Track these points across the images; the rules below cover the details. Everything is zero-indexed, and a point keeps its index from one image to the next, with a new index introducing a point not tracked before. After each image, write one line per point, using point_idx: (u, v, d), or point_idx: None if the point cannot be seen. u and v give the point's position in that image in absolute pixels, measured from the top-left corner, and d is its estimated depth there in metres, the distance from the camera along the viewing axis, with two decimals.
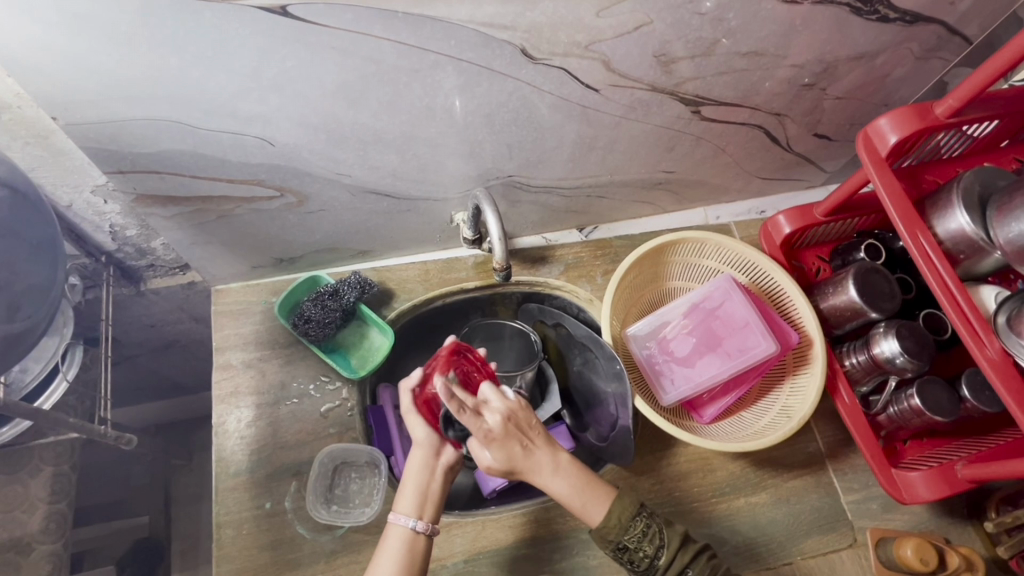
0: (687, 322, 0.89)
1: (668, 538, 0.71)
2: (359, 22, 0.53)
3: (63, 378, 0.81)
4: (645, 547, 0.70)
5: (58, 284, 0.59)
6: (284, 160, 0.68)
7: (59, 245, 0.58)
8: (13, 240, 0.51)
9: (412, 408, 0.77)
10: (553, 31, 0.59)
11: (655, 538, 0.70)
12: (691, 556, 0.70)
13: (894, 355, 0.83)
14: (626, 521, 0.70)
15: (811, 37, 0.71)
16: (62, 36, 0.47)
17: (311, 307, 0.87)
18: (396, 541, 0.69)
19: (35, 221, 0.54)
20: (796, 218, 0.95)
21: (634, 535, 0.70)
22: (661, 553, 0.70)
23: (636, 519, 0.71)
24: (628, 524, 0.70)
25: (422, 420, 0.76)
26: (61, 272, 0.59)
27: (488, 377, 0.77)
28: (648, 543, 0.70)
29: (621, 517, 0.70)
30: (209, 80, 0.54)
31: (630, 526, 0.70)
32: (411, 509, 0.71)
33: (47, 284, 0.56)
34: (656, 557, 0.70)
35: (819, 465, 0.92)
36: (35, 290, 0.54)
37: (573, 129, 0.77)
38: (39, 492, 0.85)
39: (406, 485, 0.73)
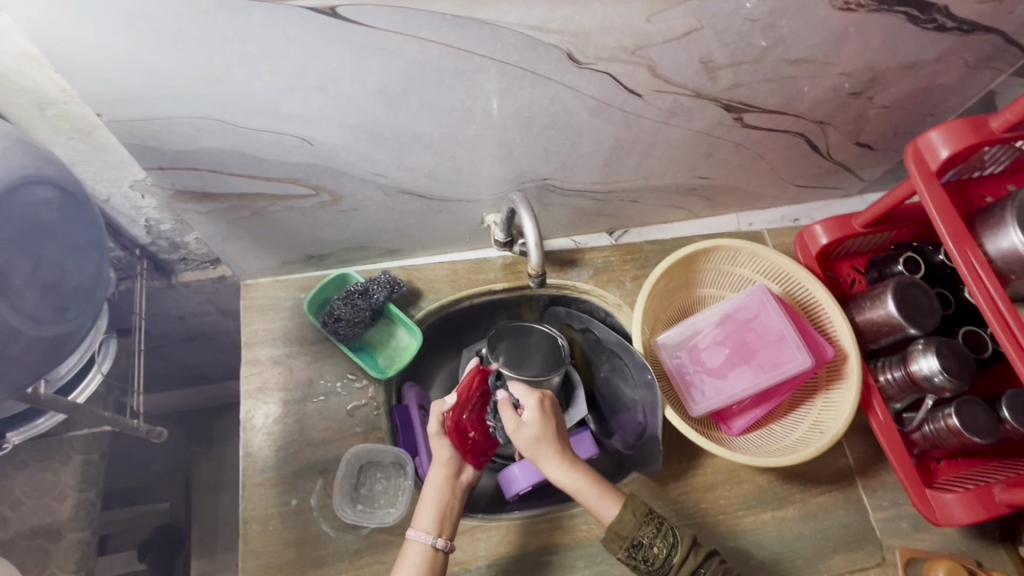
0: (719, 333, 0.87)
1: (680, 537, 0.70)
2: (407, 25, 0.52)
3: (97, 370, 0.81)
4: (658, 543, 0.69)
5: (102, 284, 0.59)
6: (322, 160, 0.67)
7: (103, 248, 0.58)
8: (60, 240, 0.51)
9: (438, 430, 0.76)
10: (601, 36, 0.58)
11: (669, 536, 0.70)
12: (700, 559, 0.69)
13: (933, 373, 0.81)
14: (640, 518, 0.70)
15: (863, 45, 0.69)
16: (111, 33, 0.47)
17: (340, 306, 0.87)
18: (414, 556, 0.69)
19: (79, 220, 0.53)
20: (833, 229, 0.93)
21: (647, 532, 0.70)
22: (674, 552, 0.69)
23: (649, 516, 0.71)
24: (641, 521, 0.70)
25: (450, 444, 0.76)
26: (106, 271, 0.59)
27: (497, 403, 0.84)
28: (661, 540, 0.70)
29: (634, 513, 0.71)
30: (253, 80, 0.54)
31: (644, 523, 0.70)
32: (430, 526, 0.71)
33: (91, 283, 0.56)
34: (670, 555, 0.69)
35: (848, 481, 0.90)
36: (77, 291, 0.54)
37: (613, 133, 0.75)
38: (69, 480, 0.86)
39: (425, 502, 0.73)
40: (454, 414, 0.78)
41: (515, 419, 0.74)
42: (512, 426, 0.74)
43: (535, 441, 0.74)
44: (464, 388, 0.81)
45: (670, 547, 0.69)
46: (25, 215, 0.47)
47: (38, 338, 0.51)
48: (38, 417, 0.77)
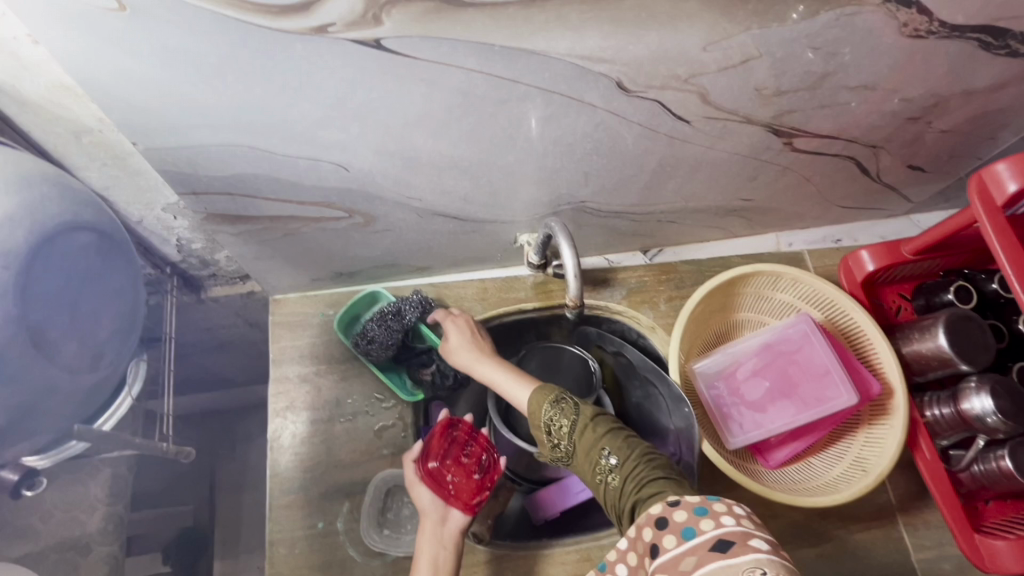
0: (759, 363, 0.84)
1: (584, 416, 0.64)
2: (453, 55, 0.49)
3: (127, 394, 0.77)
4: (564, 424, 0.65)
5: (139, 320, 0.61)
6: (357, 185, 0.66)
7: (140, 285, 0.60)
8: (97, 285, 0.53)
9: (415, 478, 0.75)
10: (653, 64, 0.55)
11: (571, 416, 0.65)
12: (606, 433, 0.63)
13: (985, 413, 0.77)
14: (545, 402, 0.66)
15: (929, 71, 0.65)
16: (149, 67, 0.45)
17: (373, 327, 0.84)
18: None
19: (115, 262, 0.55)
20: (881, 255, 0.89)
21: (554, 416, 0.65)
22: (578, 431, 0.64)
23: (557, 400, 0.66)
24: (547, 405, 0.66)
25: (425, 488, 0.74)
26: (140, 315, 0.61)
27: (482, 443, 0.80)
28: (568, 420, 0.65)
29: (539, 400, 0.67)
30: (292, 110, 0.52)
31: (550, 408, 0.66)
32: None
33: (126, 328, 0.58)
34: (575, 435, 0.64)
35: (889, 518, 0.87)
36: (114, 336, 0.56)
37: (655, 157, 0.72)
38: (98, 494, 0.87)
39: (419, 556, 0.69)
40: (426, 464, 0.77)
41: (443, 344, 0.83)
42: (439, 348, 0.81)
43: (457, 352, 0.79)
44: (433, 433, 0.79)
45: (575, 426, 0.64)
46: (71, 267, 0.49)
47: (77, 388, 0.53)
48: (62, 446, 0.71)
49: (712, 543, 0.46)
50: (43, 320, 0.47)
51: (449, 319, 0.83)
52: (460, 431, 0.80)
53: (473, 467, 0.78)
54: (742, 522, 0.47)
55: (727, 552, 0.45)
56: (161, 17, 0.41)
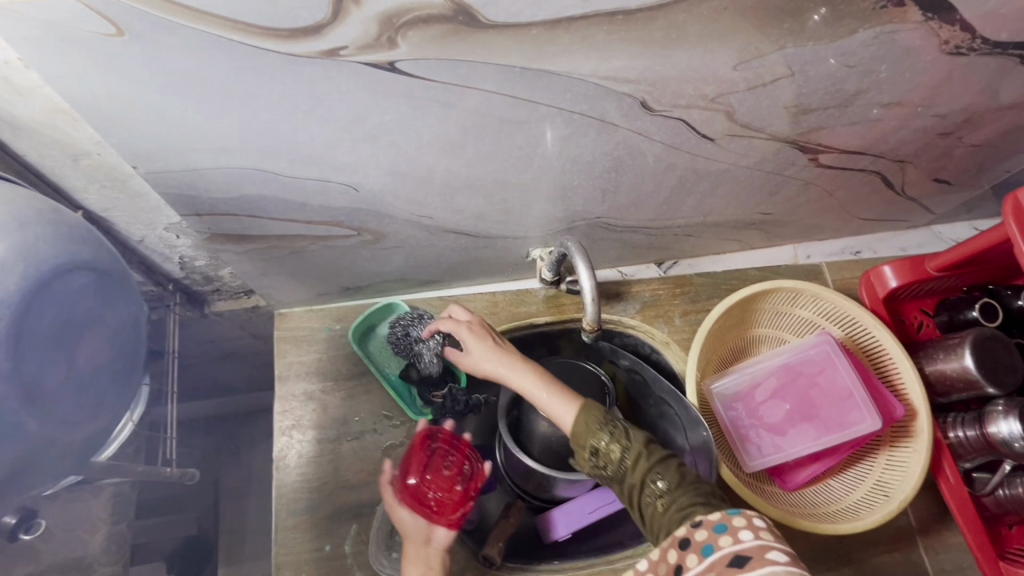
0: (778, 383, 0.82)
1: (635, 440, 0.61)
2: (471, 77, 0.46)
3: (128, 419, 0.75)
4: (612, 449, 0.61)
5: (140, 362, 0.58)
6: (367, 204, 0.63)
7: (141, 325, 0.57)
8: (100, 330, 0.51)
9: (395, 501, 0.71)
10: (680, 83, 0.52)
11: (621, 440, 0.62)
12: (656, 460, 0.60)
13: (1013, 437, 0.75)
14: (590, 424, 0.63)
15: (966, 87, 0.62)
16: (148, 91, 0.43)
17: (403, 319, 0.84)
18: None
19: (121, 301, 0.53)
20: (904, 271, 0.87)
21: (601, 440, 0.62)
22: (629, 456, 0.61)
23: (605, 423, 0.63)
24: (593, 427, 0.63)
25: (406, 509, 0.70)
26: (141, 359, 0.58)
27: (464, 453, 0.76)
28: (617, 445, 0.61)
29: (586, 421, 0.63)
30: (299, 132, 0.49)
31: (597, 430, 0.63)
32: None
33: (130, 367, 0.56)
34: (625, 459, 0.61)
35: (908, 541, 0.85)
36: (116, 375, 0.54)
37: (676, 174, 0.69)
38: (100, 513, 0.86)
39: None
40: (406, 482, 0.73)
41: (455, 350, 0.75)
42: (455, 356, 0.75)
43: (477, 360, 0.72)
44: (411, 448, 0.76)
45: (623, 451, 0.61)
46: (66, 307, 0.47)
47: (76, 439, 0.50)
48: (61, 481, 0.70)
49: (729, 558, 0.47)
50: (37, 375, 0.45)
51: (466, 322, 0.76)
52: (439, 441, 0.77)
53: (456, 477, 0.74)
54: (761, 535, 0.47)
55: (744, 566, 0.46)
56: (161, 42, 0.39)
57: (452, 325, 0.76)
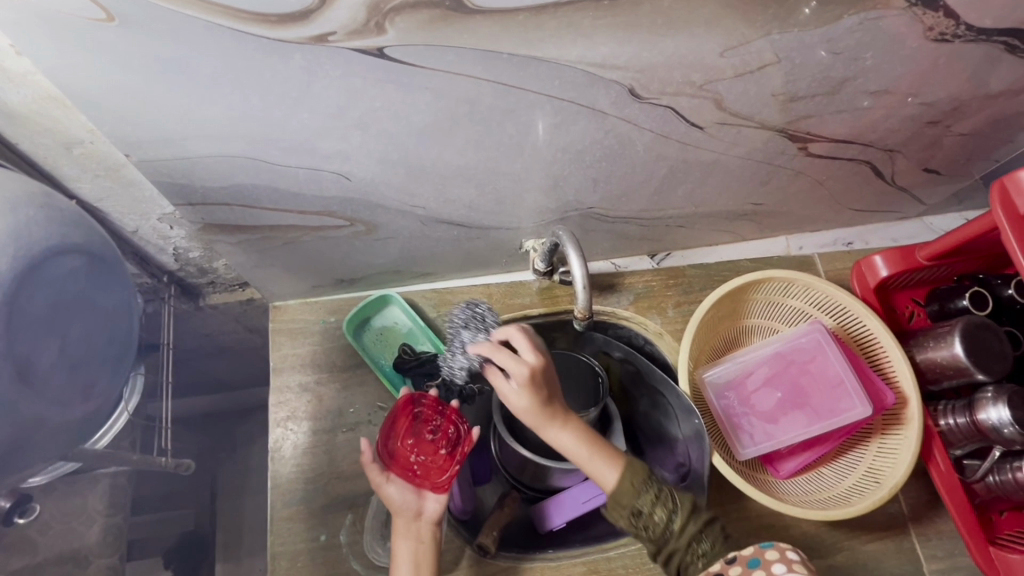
0: (770, 372, 0.82)
1: (680, 503, 0.67)
2: (460, 64, 0.47)
3: (123, 408, 0.76)
4: (657, 512, 0.66)
5: (133, 345, 0.60)
6: (359, 194, 0.63)
7: (134, 309, 0.59)
8: (88, 308, 0.52)
9: (382, 476, 0.71)
10: (668, 71, 0.53)
11: (668, 502, 0.66)
12: (700, 523, 0.66)
13: (1002, 424, 0.76)
14: (638, 485, 0.67)
15: (952, 74, 0.63)
16: (138, 76, 0.43)
17: (460, 316, 0.81)
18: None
19: (114, 286, 0.55)
20: (895, 260, 0.87)
21: (646, 501, 0.66)
22: (675, 517, 0.66)
23: (648, 483, 0.67)
24: (639, 488, 0.67)
25: (394, 484, 0.71)
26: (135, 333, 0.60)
27: (450, 416, 0.73)
28: (662, 507, 0.66)
29: (632, 481, 0.67)
30: (291, 120, 0.50)
31: (642, 491, 0.67)
32: None
33: (124, 346, 0.58)
34: (671, 521, 0.66)
35: (901, 528, 0.86)
36: (112, 356, 0.56)
37: (666, 164, 0.70)
38: (96, 504, 0.85)
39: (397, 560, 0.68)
40: (391, 450, 0.72)
41: (502, 385, 0.70)
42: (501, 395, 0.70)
43: (528, 407, 0.69)
44: (393, 415, 0.72)
45: (669, 516, 0.66)
46: (57, 286, 0.47)
47: (68, 420, 0.51)
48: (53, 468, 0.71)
49: None
50: (29, 352, 0.45)
51: (531, 361, 0.69)
52: (421, 403, 0.73)
53: (441, 440, 0.72)
54: (793, 568, 0.57)
55: None
56: (151, 27, 0.39)
57: (513, 364, 0.69)
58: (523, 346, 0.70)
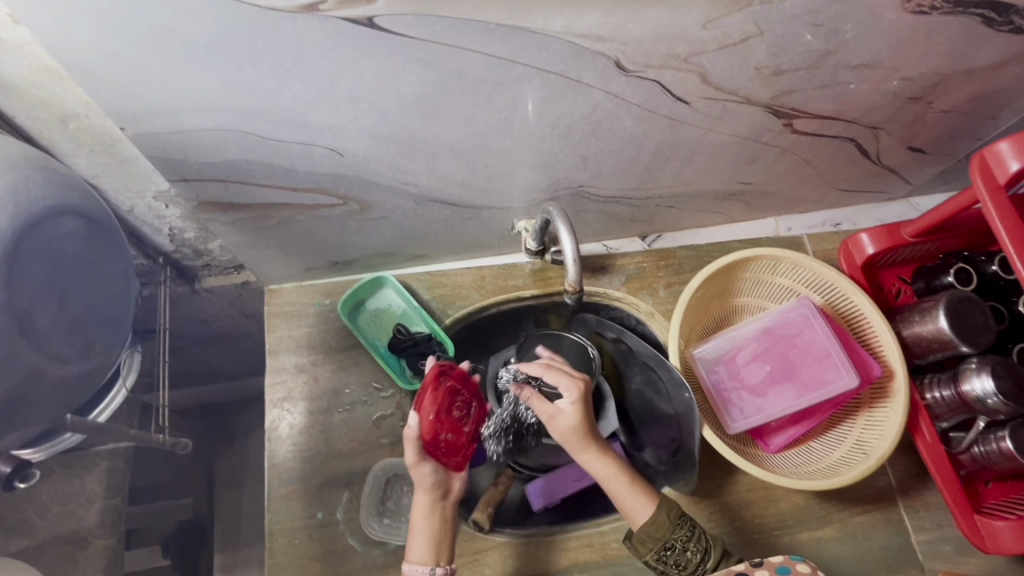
0: (760, 347, 0.84)
1: (712, 542, 0.70)
2: (449, 34, 0.48)
3: (121, 385, 0.78)
4: (691, 548, 0.69)
5: (130, 310, 0.61)
6: (352, 170, 0.64)
7: (132, 274, 0.61)
8: (85, 271, 0.53)
9: (415, 457, 0.70)
10: (653, 43, 0.54)
11: (702, 541, 0.69)
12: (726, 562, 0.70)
13: (986, 394, 0.77)
14: (675, 520, 0.69)
15: (931, 49, 0.64)
16: (133, 46, 0.44)
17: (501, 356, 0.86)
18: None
19: (107, 251, 0.56)
20: (881, 238, 0.89)
21: (681, 536, 0.69)
22: (708, 557, 0.69)
23: (682, 520, 0.70)
24: (676, 522, 0.69)
25: (427, 465, 0.70)
26: (134, 302, 0.62)
27: (472, 392, 0.75)
28: (694, 544, 0.69)
29: (668, 515, 0.69)
30: (283, 92, 0.51)
31: (677, 525, 0.69)
32: (425, 558, 0.68)
33: (121, 315, 0.59)
34: (703, 560, 0.69)
35: (889, 501, 0.87)
36: (109, 322, 0.57)
37: (654, 141, 0.71)
38: (95, 488, 0.87)
39: (415, 534, 0.69)
40: (421, 426, 0.70)
41: (550, 407, 0.74)
42: (547, 415, 0.74)
43: (573, 426, 0.73)
44: (424, 391, 0.70)
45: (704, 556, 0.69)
46: (54, 247, 0.49)
47: (68, 375, 0.53)
48: (52, 437, 0.74)
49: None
50: (28, 307, 0.47)
51: (581, 381, 0.76)
52: (451, 381, 0.72)
53: (466, 419, 0.74)
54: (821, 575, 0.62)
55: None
56: None
57: (567, 381, 0.75)
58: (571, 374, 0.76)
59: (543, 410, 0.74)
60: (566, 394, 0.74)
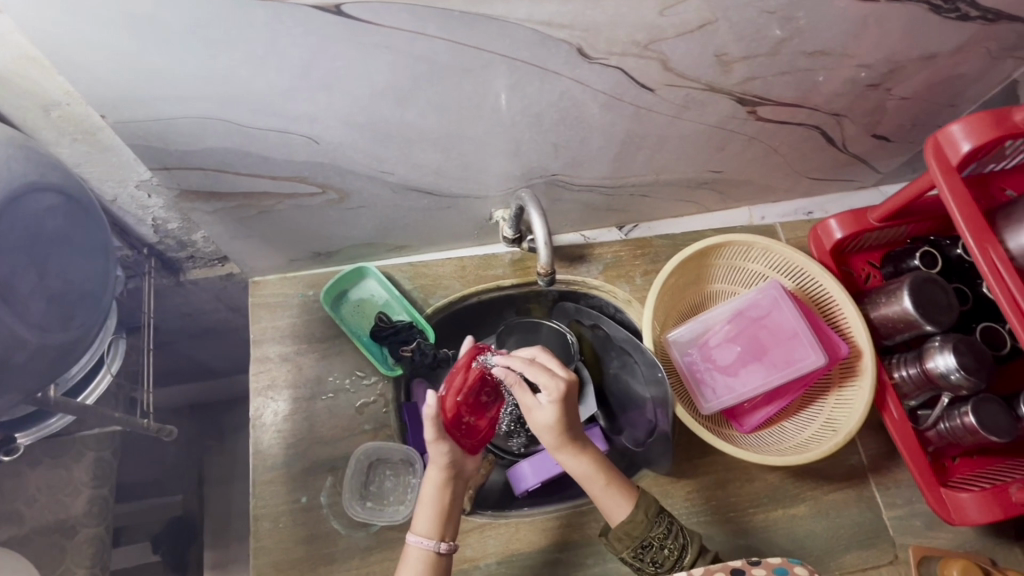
0: (731, 330, 0.86)
1: (690, 539, 0.71)
2: (414, 21, 0.50)
3: (106, 371, 0.82)
4: (669, 545, 0.70)
5: (109, 288, 0.63)
6: (328, 158, 0.67)
7: (109, 255, 0.62)
8: (68, 246, 0.55)
9: (436, 436, 0.70)
10: (613, 30, 0.56)
11: (679, 538, 0.71)
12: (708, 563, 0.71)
13: (949, 370, 0.80)
14: (652, 517, 0.71)
15: (883, 36, 0.67)
16: (110, 33, 0.46)
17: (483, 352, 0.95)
18: (415, 562, 0.69)
19: (90, 227, 0.58)
20: (848, 223, 0.91)
21: (658, 533, 0.70)
22: (685, 553, 0.70)
23: (659, 517, 0.71)
24: (653, 520, 0.71)
25: (446, 444, 0.71)
26: (112, 271, 0.63)
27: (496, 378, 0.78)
28: (672, 541, 0.70)
29: (646, 513, 0.71)
30: (258, 79, 0.53)
31: (654, 523, 0.71)
32: (430, 531, 0.71)
33: (99, 287, 0.61)
34: (681, 557, 0.70)
35: (861, 478, 0.89)
36: (88, 296, 0.59)
37: (622, 128, 0.74)
38: (81, 477, 0.88)
39: (423, 505, 0.72)
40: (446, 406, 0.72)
41: (530, 401, 0.71)
42: (527, 408, 0.71)
43: (552, 425, 0.71)
44: (457, 373, 0.72)
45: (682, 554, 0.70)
46: (33, 222, 0.51)
47: (48, 344, 0.55)
48: (48, 418, 0.79)
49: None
50: (11, 277, 0.49)
51: (563, 378, 0.70)
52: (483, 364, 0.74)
53: (484, 404, 0.77)
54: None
55: None
56: None
57: (549, 379, 0.69)
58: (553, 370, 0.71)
59: (523, 401, 0.71)
60: (546, 392, 0.70)
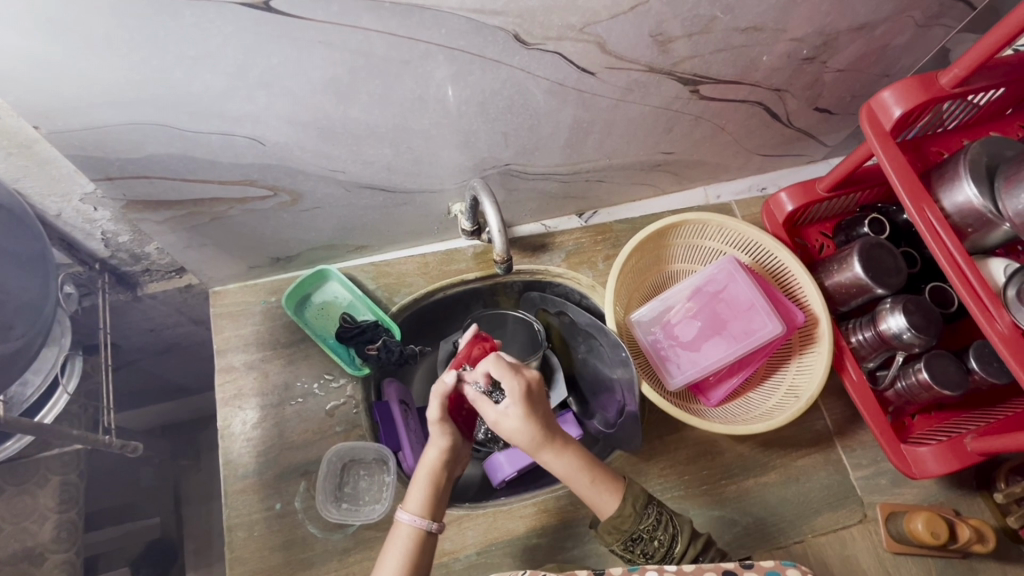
0: (691, 307, 0.89)
1: (680, 527, 0.69)
2: (345, 14, 0.51)
3: (63, 390, 0.83)
4: (659, 536, 0.68)
5: (50, 300, 0.62)
6: (276, 159, 0.66)
7: (49, 269, 0.61)
8: None
9: (440, 414, 0.73)
10: (546, 14, 0.57)
11: (669, 527, 0.69)
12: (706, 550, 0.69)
13: (901, 330, 0.82)
14: (641, 509, 0.69)
15: (811, 10, 0.69)
16: (35, 43, 0.46)
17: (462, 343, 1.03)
18: (404, 538, 0.67)
19: (22, 237, 0.58)
20: (798, 195, 0.94)
21: (647, 525, 0.68)
22: (676, 543, 0.68)
23: (648, 508, 0.69)
24: (642, 513, 0.69)
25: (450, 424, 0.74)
26: (53, 285, 0.62)
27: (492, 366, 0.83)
28: (661, 532, 0.68)
29: (634, 506, 0.69)
30: (192, 81, 0.53)
31: (643, 515, 0.69)
32: (421, 510, 0.69)
33: (40, 299, 0.60)
34: (671, 547, 0.68)
35: (827, 442, 0.92)
36: (27, 307, 0.58)
37: (569, 114, 0.75)
38: (48, 502, 0.86)
39: (416, 483, 0.72)
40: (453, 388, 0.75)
41: (494, 411, 0.71)
42: (493, 419, 0.72)
43: (521, 428, 0.71)
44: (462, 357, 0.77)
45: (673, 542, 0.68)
46: None
47: None
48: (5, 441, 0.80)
49: None
50: None
51: (522, 380, 0.72)
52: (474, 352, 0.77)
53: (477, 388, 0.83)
54: None
55: None
56: None
57: (512, 384, 0.71)
58: (509, 370, 0.72)
59: (488, 414, 0.72)
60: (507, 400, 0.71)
